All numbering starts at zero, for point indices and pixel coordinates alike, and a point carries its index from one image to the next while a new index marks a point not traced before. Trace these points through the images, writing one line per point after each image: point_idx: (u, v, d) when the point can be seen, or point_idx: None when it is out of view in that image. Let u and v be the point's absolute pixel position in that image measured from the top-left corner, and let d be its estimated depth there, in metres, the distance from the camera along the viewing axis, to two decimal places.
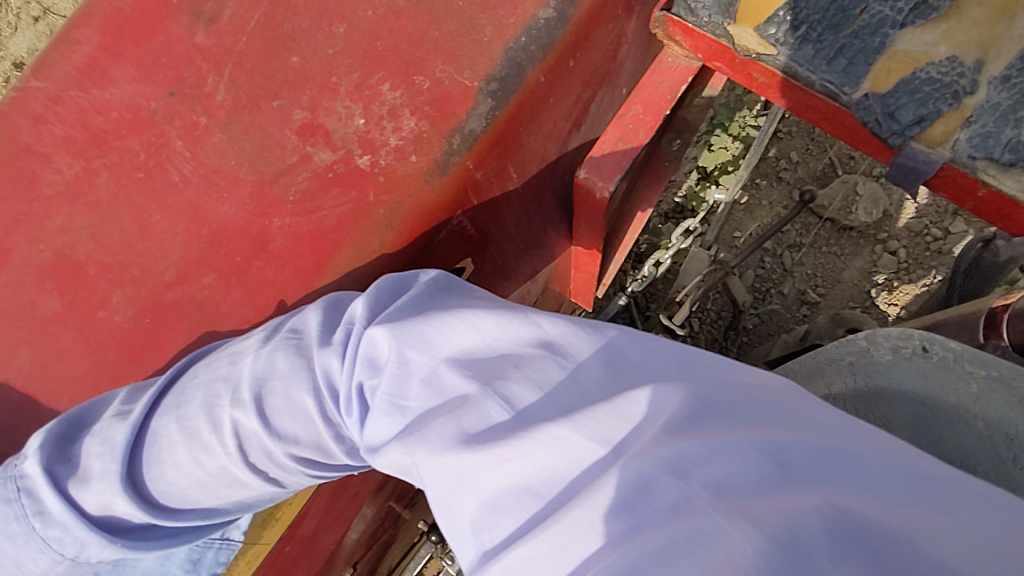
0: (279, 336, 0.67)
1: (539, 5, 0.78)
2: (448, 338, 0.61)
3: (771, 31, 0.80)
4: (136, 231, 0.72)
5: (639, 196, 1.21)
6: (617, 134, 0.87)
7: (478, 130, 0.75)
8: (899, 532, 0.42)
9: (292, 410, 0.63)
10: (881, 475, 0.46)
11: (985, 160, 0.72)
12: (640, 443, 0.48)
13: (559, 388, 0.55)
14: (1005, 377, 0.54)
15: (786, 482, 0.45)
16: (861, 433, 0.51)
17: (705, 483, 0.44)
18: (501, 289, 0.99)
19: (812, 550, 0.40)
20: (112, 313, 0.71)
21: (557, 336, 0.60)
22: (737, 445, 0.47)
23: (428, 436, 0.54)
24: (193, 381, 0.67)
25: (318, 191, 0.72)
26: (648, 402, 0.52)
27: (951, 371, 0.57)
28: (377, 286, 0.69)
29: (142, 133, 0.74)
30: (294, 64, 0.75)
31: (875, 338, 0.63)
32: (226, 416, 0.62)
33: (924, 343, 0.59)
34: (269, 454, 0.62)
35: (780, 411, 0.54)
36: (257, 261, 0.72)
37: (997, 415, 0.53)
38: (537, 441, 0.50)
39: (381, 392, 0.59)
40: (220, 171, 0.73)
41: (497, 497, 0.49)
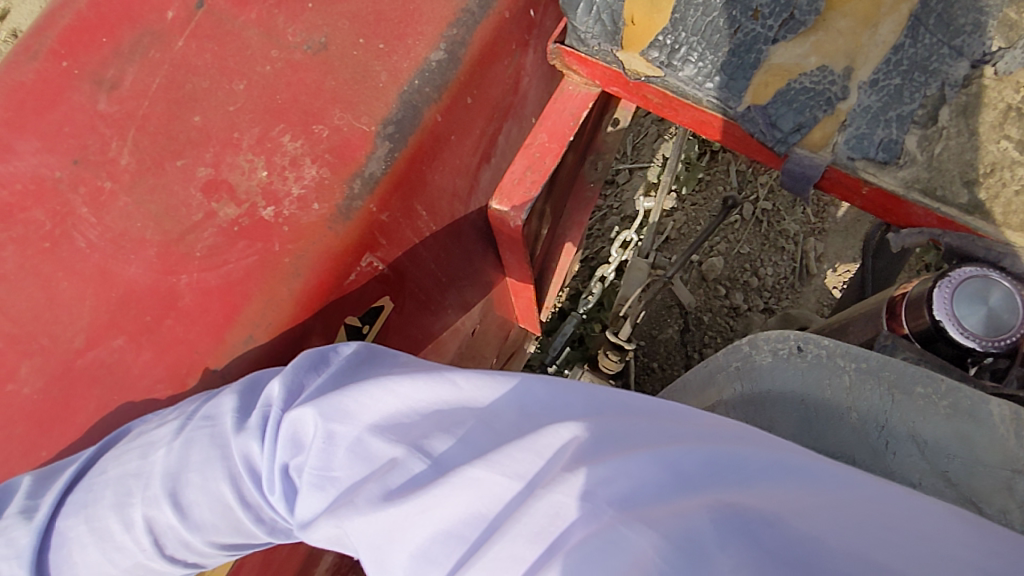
0: (190, 425, 0.65)
1: (430, 48, 0.82)
2: (368, 407, 0.63)
3: (655, 54, 0.82)
4: (44, 300, 0.72)
5: (569, 218, 1.26)
6: (524, 163, 0.90)
7: (379, 172, 0.77)
8: (774, 515, 0.47)
9: (210, 502, 0.63)
10: (759, 472, 0.51)
11: (863, 160, 0.77)
12: (552, 475, 0.52)
13: (475, 433, 0.59)
14: (874, 368, 0.58)
15: (683, 488, 0.50)
16: (750, 438, 0.56)
17: (610, 501, 0.48)
18: (429, 323, 1.00)
19: (702, 544, 0.45)
20: (22, 386, 0.70)
21: (470, 393, 0.64)
22: (637, 461, 0.51)
23: (356, 501, 0.56)
24: (101, 477, 0.65)
25: (224, 245, 0.74)
26: (560, 437, 0.56)
27: (824, 367, 0.61)
28: (297, 363, 0.70)
29: (46, 204, 0.75)
30: (196, 123, 0.77)
31: (756, 342, 0.67)
32: (139, 514, 0.63)
33: (799, 343, 0.64)
34: (187, 544, 0.64)
35: (678, 429, 0.58)
36: (166, 319, 0.72)
37: (867, 405, 0.58)
38: (455, 484, 0.53)
39: (308, 467, 0.61)
40: (127, 234, 0.74)
41: (426, 548, 0.51)
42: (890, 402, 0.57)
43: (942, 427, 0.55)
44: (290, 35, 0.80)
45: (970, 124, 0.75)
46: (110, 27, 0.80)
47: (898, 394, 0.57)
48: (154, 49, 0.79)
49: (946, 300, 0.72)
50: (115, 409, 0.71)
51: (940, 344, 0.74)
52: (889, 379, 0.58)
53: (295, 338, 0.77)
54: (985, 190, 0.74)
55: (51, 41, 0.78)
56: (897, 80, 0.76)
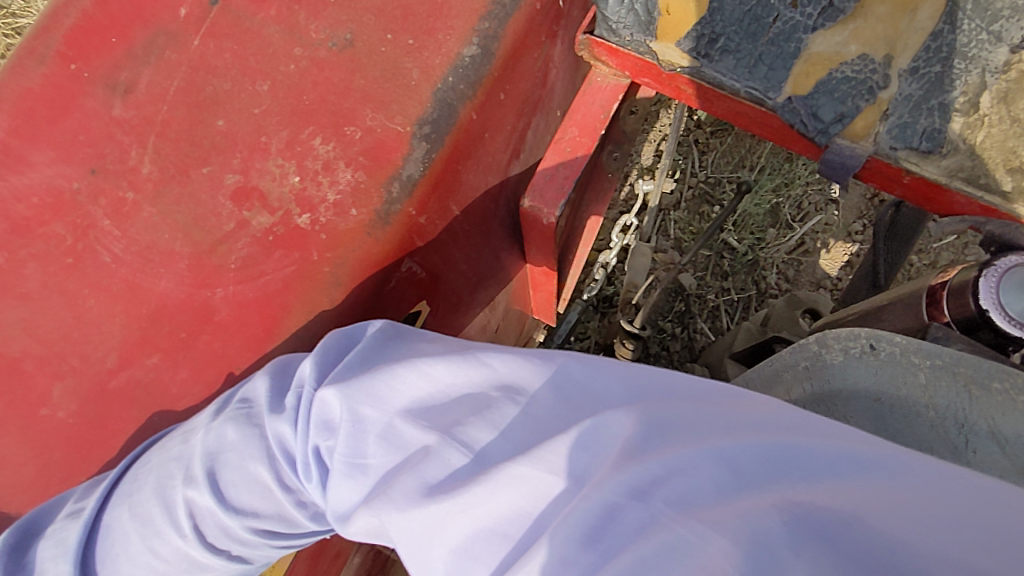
0: (229, 409, 0.65)
1: (462, 44, 0.79)
2: (399, 391, 0.61)
3: (691, 45, 0.81)
4: (72, 319, 0.69)
5: (587, 210, 1.24)
6: (555, 159, 0.88)
7: (416, 175, 0.75)
8: (851, 515, 0.44)
9: (248, 484, 0.61)
10: (829, 468, 0.49)
11: (906, 150, 0.76)
12: (600, 473, 0.50)
13: (513, 423, 0.57)
14: (948, 364, 0.58)
15: (742, 486, 0.48)
16: (808, 428, 0.54)
17: (667, 501, 0.47)
18: (457, 323, 0.98)
19: (775, 548, 0.42)
20: (56, 410, 0.67)
21: (505, 373, 0.62)
22: (691, 458, 0.50)
23: (393, 494, 0.54)
24: (144, 466, 0.64)
25: (260, 255, 0.71)
26: (604, 424, 0.55)
27: (899, 366, 0.60)
28: (325, 344, 0.68)
29: (66, 217, 0.71)
30: (220, 128, 0.74)
31: (825, 341, 0.66)
32: (180, 495, 0.61)
33: (871, 341, 0.63)
34: (227, 530, 0.62)
35: (724, 416, 0.57)
36: (203, 335, 0.69)
37: (945, 402, 0.57)
38: (498, 482, 0.51)
39: (339, 454, 0.59)
40: (155, 246, 0.70)
41: (467, 545, 0.49)
42: (969, 399, 0.57)
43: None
44: (313, 32, 0.77)
45: (1011, 111, 0.74)
46: (121, 27, 0.75)
47: (975, 390, 0.57)
48: (170, 49, 0.75)
49: (992, 289, 0.71)
50: (153, 428, 0.69)
51: (984, 332, 0.72)
52: (965, 375, 0.58)
53: None
54: None
55: (57, 42, 0.74)
56: (937, 67, 0.75)
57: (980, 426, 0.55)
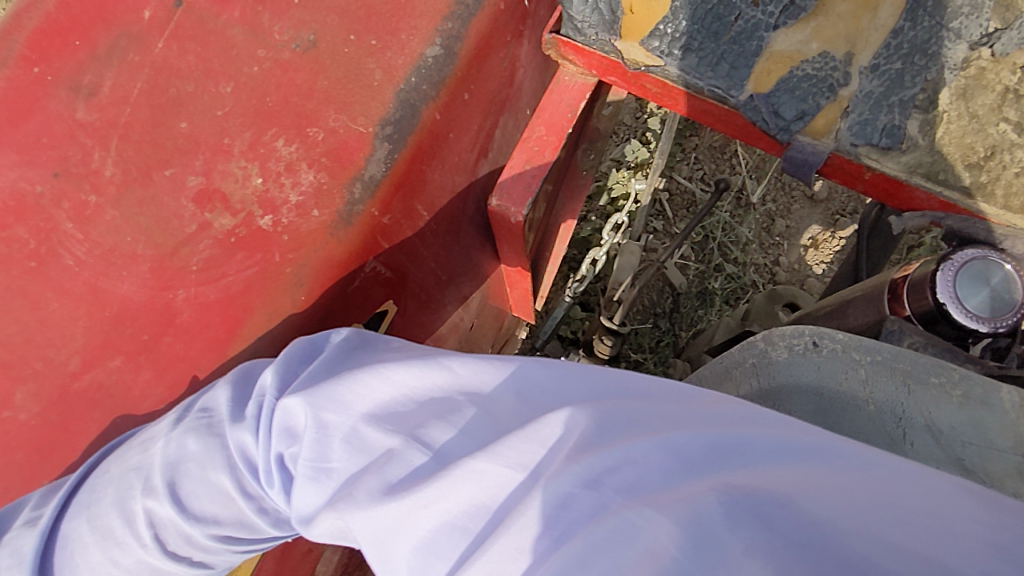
0: (188, 418, 0.65)
1: (425, 45, 0.79)
2: (363, 396, 0.62)
3: (655, 44, 0.81)
4: (33, 322, 0.68)
5: (562, 207, 1.25)
6: (523, 157, 0.89)
7: (379, 175, 0.76)
8: (785, 496, 0.45)
9: (210, 493, 0.62)
10: (766, 454, 0.50)
11: (866, 146, 0.76)
12: (556, 463, 0.50)
13: (474, 423, 0.58)
14: (888, 360, 0.61)
15: (688, 474, 0.49)
16: (757, 419, 0.55)
17: (617, 489, 0.47)
18: (430, 322, 0.99)
19: (714, 529, 0.42)
20: (18, 413, 0.67)
21: (469, 378, 0.63)
22: (641, 447, 0.50)
23: (355, 494, 0.54)
24: (103, 476, 0.64)
25: (222, 257, 0.71)
26: (562, 424, 0.54)
27: (841, 361, 0.62)
28: (288, 352, 0.68)
29: (29, 220, 0.70)
30: (183, 130, 0.74)
31: (771, 338, 0.67)
32: (139, 506, 0.61)
33: (814, 338, 0.65)
34: (189, 538, 0.62)
35: (676, 412, 0.57)
36: (165, 337, 0.70)
37: (883, 397, 0.59)
38: (457, 477, 0.52)
39: (304, 459, 0.59)
40: (117, 249, 0.71)
41: (428, 540, 0.50)
42: (907, 394, 0.59)
43: (956, 415, 0.58)
44: (276, 33, 0.77)
45: (969, 107, 0.74)
46: (83, 29, 0.74)
47: (913, 385, 0.59)
48: (133, 50, 0.75)
49: (950, 283, 0.72)
50: (115, 430, 0.70)
51: (942, 325, 0.74)
52: (903, 371, 0.60)
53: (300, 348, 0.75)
54: (987, 172, 0.74)
55: (19, 46, 0.72)
56: (898, 64, 0.75)
57: (917, 419, 0.58)
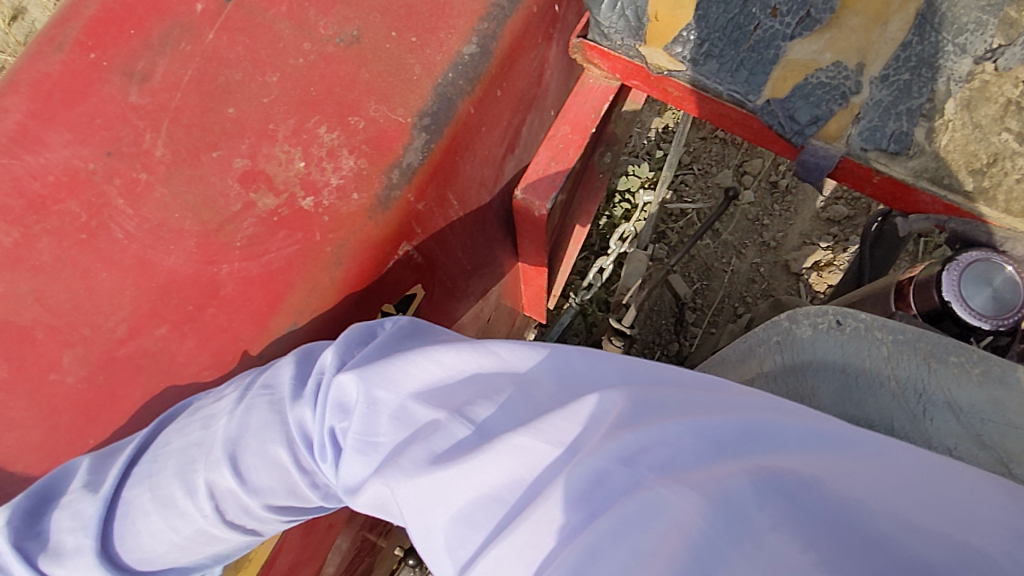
0: (250, 395, 0.67)
1: (461, 43, 0.84)
2: (413, 375, 0.65)
3: (678, 49, 0.86)
4: (84, 291, 0.72)
5: (578, 209, 1.29)
6: (548, 154, 0.93)
7: (415, 163, 0.79)
8: (813, 478, 0.49)
9: (268, 467, 0.64)
10: (796, 440, 0.53)
11: (876, 151, 0.81)
12: (593, 441, 0.54)
13: (514, 401, 0.61)
14: (910, 340, 0.63)
15: (720, 455, 0.52)
16: (787, 408, 0.58)
17: (650, 467, 0.51)
18: (452, 312, 1.02)
19: (742, 504, 0.47)
20: (65, 376, 0.70)
21: (511, 361, 0.66)
22: (675, 429, 0.53)
23: (401, 463, 0.57)
24: (165, 448, 0.66)
25: (265, 235, 0.74)
26: (599, 404, 0.58)
27: (864, 340, 0.65)
28: (345, 336, 0.72)
29: (81, 195, 0.74)
30: (231, 115, 0.78)
31: (796, 317, 0.71)
32: (201, 479, 0.64)
33: (838, 317, 0.68)
34: (246, 509, 0.65)
35: (710, 397, 0.61)
36: (209, 307, 0.73)
37: (906, 374, 0.62)
38: (499, 450, 0.55)
39: (352, 432, 0.62)
40: (165, 225, 0.74)
41: (469, 509, 0.53)
42: (928, 370, 0.61)
43: (977, 393, 0.60)
44: (321, 28, 0.81)
45: (973, 117, 0.79)
46: (138, 19, 0.80)
47: (934, 363, 0.62)
48: (184, 41, 0.79)
49: (955, 281, 0.77)
50: (159, 397, 0.72)
51: (948, 322, 0.77)
52: (925, 350, 0.63)
53: (335, 324, 0.78)
54: (990, 178, 0.79)
55: (76, 32, 0.78)
56: (906, 75, 0.80)
57: (937, 395, 0.60)
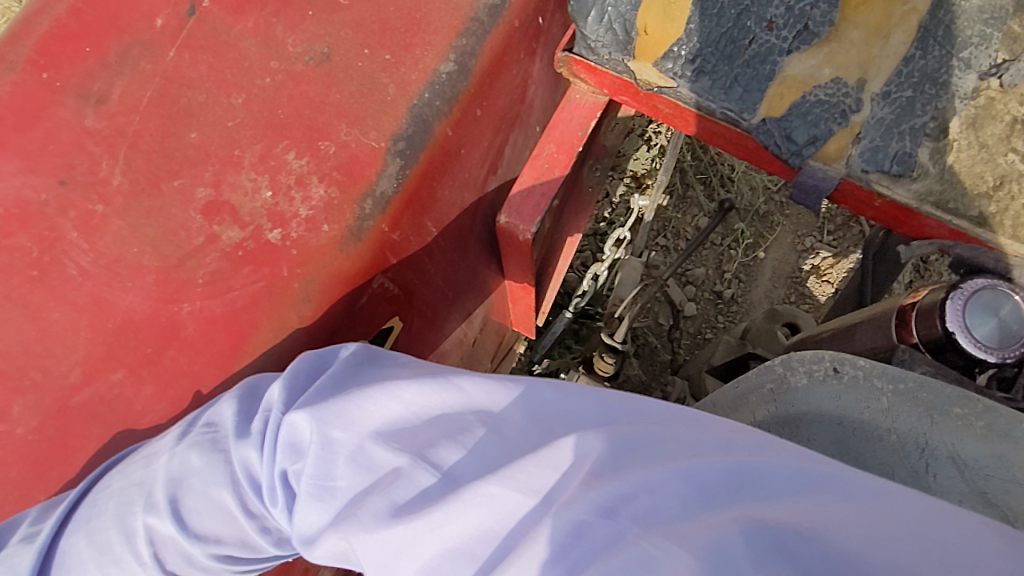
0: (192, 433, 0.63)
1: (439, 60, 0.79)
2: (371, 413, 0.60)
3: (669, 65, 0.81)
4: (35, 333, 0.67)
5: (566, 225, 1.24)
6: (533, 175, 0.89)
7: (390, 190, 0.74)
8: (811, 530, 0.44)
9: (210, 510, 0.61)
10: (788, 486, 0.48)
11: (877, 172, 0.76)
12: (569, 489, 0.49)
13: (483, 444, 0.57)
14: (910, 390, 0.60)
15: (706, 504, 0.47)
16: (772, 446, 0.53)
17: (634, 519, 0.46)
18: (434, 338, 0.98)
19: (734, 556, 0.42)
20: (14, 427, 0.65)
21: (480, 399, 0.61)
22: (659, 476, 0.49)
23: (360, 515, 0.53)
24: (104, 491, 0.63)
25: (229, 270, 0.70)
26: (576, 447, 0.54)
27: (862, 390, 0.61)
28: (294, 366, 0.67)
29: (32, 227, 0.70)
30: (193, 140, 0.73)
31: (790, 362, 0.65)
32: (140, 522, 0.61)
33: (835, 364, 0.63)
34: (189, 557, 0.61)
35: (693, 437, 0.56)
36: (169, 350, 0.68)
37: (906, 427, 0.58)
38: (466, 500, 0.51)
39: (306, 476, 0.58)
40: (122, 260, 0.69)
41: (436, 564, 0.49)
42: (930, 423, 0.58)
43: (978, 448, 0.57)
44: (290, 45, 0.76)
45: (978, 137, 0.75)
46: (96, 37, 0.74)
47: (937, 415, 0.58)
48: (144, 60, 0.75)
49: (959, 311, 0.72)
50: (116, 446, 0.68)
51: (951, 353, 0.74)
52: (926, 401, 0.59)
53: None
54: (996, 203, 0.75)
55: (29, 50, 0.73)
56: (909, 92, 0.76)
57: (940, 451, 0.56)
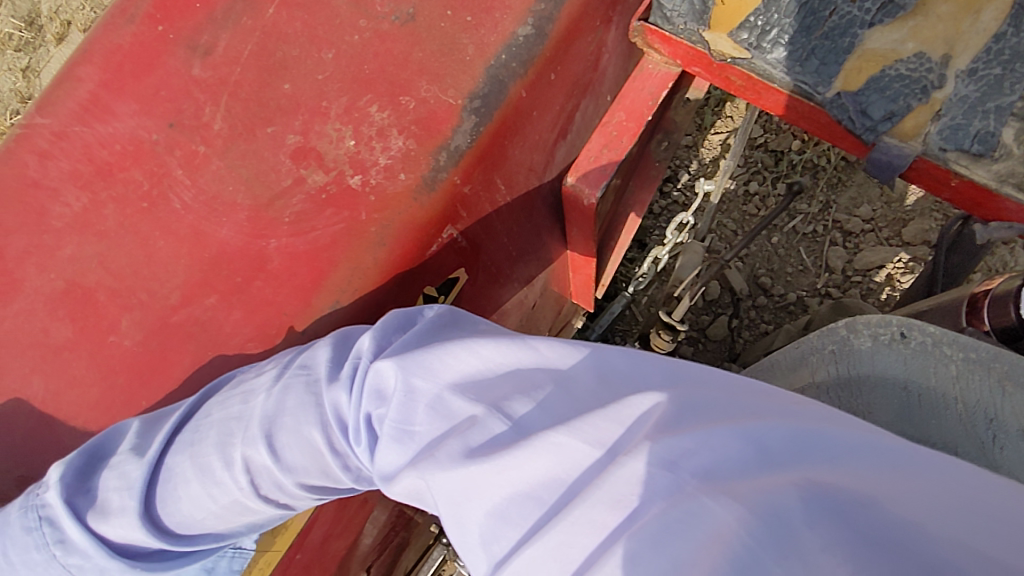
0: (289, 372, 0.68)
1: (517, 23, 0.82)
2: (451, 365, 0.64)
3: (744, 35, 0.82)
4: (142, 257, 0.75)
5: (631, 197, 1.28)
6: (601, 142, 0.91)
7: (464, 146, 0.78)
8: (867, 497, 0.46)
9: (300, 445, 0.65)
10: (851, 452, 0.50)
11: (956, 152, 0.75)
12: (634, 443, 0.52)
13: (553, 398, 0.59)
14: (984, 359, 0.64)
15: (767, 464, 0.49)
16: (838, 419, 0.55)
17: (694, 473, 0.48)
18: (497, 296, 1.01)
19: (790, 518, 0.44)
20: (123, 338, 0.73)
21: (552, 358, 0.64)
22: (722, 434, 0.50)
23: (437, 456, 0.56)
24: (206, 419, 0.68)
25: (312, 211, 0.76)
26: (643, 406, 0.56)
27: (930, 356, 0.66)
28: (384, 321, 0.72)
29: (145, 164, 0.77)
30: (286, 91, 0.79)
31: (854, 326, 0.73)
32: (237, 453, 0.65)
33: (902, 330, 0.69)
34: (280, 484, 0.65)
35: (755, 405, 0.58)
36: (256, 280, 0.74)
37: (973, 398, 0.63)
38: (537, 448, 0.54)
39: (388, 419, 0.61)
40: (220, 197, 0.76)
41: (503, 506, 0.52)
42: (1001, 395, 0.62)
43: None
44: (378, 4, 0.81)
45: None
46: None
47: (1008, 386, 0.62)
48: (246, 15, 0.80)
49: None
50: (208, 364, 0.74)
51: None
52: (1000, 371, 0.63)
53: (376, 303, 0.78)
54: None
55: (146, 4, 0.80)
56: (997, 69, 0.72)
57: (1010, 422, 0.61)
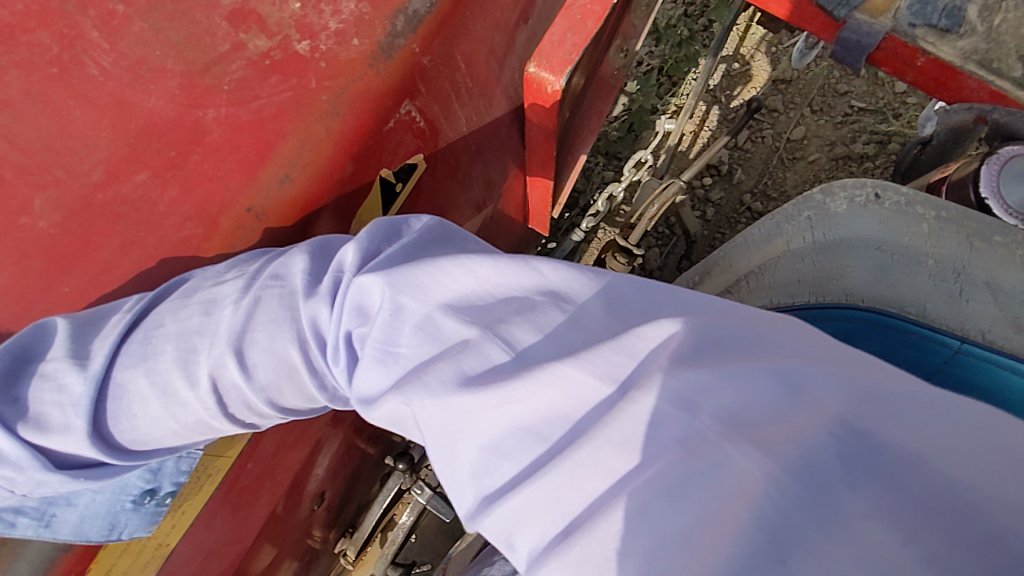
0: (257, 286, 0.60)
1: None
2: (444, 284, 0.57)
3: None
4: (54, 128, 0.62)
5: (588, 106, 1.27)
6: (564, 25, 0.86)
7: (422, 11, 0.74)
8: (915, 455, 0.48)
9: (277, 365, 0.59)
10: (893, 402, 0.51)
11: (925, 27, 0.90)
12: (646, 377, 0.49)
13: (561, 328, 0.54)
14: (956, 218, 0.84)
15: (796, 403, 0.50)
16: (868, 364, 0.56)
17: (715, 416, 0.48)
18: (456, 196, 0.96)
19: (826, 473, 0.46)
20: (37, 220, 0.63)
21: (559, 284, 0.58)
22: (748, 374, 0.50)
23: (427, 380, 0.52)
24: (160, 330, 0.60)
25: (255, 79, 0.67)
26: (658, 338, 0.52)
27: (907, 215, 0.86)
28: (370, 230, 0.63)
29: (52, 24, 0.60)
30: None
31: (831, 191, 0.93)
32: (203, 373, 0.58)
33: (877, 191, 0.89)
34: (249, 403, 0.60)
35: (777, 340, 0.57)
36: (192, 156, 0.66)
37: (945, 253, 0.83)
38: (542, 379, 0.50)
39: (370, 339, 0.55)
40: (145, 62, 0.64)
41: (499, 440, 0.50)
42: (970, 249, 0.82)
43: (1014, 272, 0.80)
44: None
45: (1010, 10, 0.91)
46: None
47: (977, 241, 0.83)
48: None
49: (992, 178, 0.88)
50: (141, 246, 0.67)
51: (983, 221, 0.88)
52: (970, 228, 0.83)
53: (328, 183, 0.73)
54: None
55: None
56: None
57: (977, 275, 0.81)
